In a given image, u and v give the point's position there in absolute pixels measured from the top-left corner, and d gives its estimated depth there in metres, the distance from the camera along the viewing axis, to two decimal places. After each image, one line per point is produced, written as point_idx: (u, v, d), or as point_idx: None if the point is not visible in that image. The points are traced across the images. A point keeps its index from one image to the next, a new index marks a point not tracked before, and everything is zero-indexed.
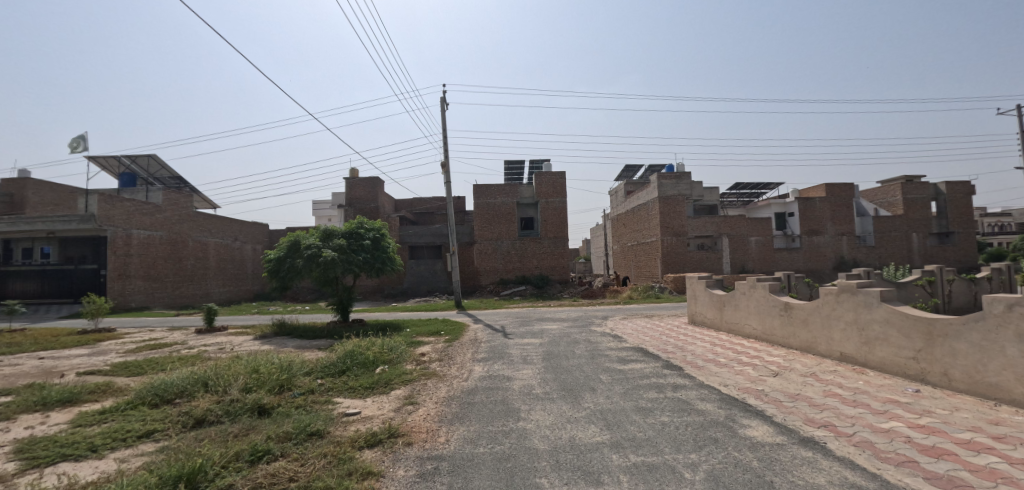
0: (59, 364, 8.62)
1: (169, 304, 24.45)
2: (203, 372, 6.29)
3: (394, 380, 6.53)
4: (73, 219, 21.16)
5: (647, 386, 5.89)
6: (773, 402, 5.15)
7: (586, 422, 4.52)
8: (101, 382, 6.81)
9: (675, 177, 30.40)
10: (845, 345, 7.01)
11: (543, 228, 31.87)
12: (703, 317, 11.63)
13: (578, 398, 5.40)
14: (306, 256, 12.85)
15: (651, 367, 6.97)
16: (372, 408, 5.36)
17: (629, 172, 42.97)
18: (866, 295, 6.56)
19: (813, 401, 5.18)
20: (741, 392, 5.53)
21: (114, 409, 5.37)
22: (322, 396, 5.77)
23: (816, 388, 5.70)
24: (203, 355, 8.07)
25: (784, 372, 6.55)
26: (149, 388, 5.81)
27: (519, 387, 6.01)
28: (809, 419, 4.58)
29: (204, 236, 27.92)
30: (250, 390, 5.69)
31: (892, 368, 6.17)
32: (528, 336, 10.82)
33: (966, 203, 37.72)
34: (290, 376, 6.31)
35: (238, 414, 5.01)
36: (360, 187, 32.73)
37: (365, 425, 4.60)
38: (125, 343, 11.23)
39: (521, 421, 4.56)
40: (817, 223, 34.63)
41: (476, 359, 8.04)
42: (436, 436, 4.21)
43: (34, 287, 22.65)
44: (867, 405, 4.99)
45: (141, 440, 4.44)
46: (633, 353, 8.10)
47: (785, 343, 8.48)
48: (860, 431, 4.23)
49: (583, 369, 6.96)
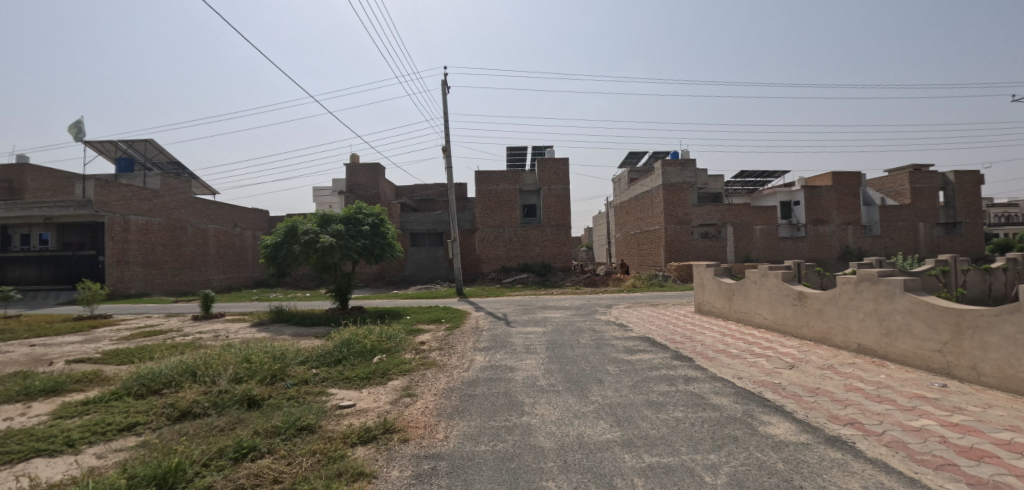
0: (50, 351, 8.39)
1: (170, 291, 24.37)
2: (192, 361, 6.03)
3: (392, 370, 6.25)
4: (70, 204, 20.96)
5: (657, 378, 5.59)
6: (792, 396, 4.86)
7: (594, 417, 4.23)
8: (89, 371, 6.57)
9: (680, 164, 29.84)
10: (863, 337, 6.70)
11: (546, 216, 31.46)
12: (710, 306, 11.31)
13: (585, 391, 5.10)
14: (303, 242, 12.50)
15: (659, 358, 6.69)
16: (368, 400, 5.08)
17: (632, 159, 42.36)
18: (888, 284, 6.21)
19: (835, 395, 4.89)
20: (757, 386, 5.24)
21: (98, 400, 5.13)
22: (315, 387, 5.50)
23: (835, 382, 5.41)
24: (195, 344, 7.82)
25: (800, 364, 6.24)
26: (137, 378, 5.55)
27: (523, 378, 5.72)
28: (833, 415, 4.30)
29: (204, 223, 27.65)
30: (240, 380, 5.44)
31: (914, 360, 5.86)
32: (530, 324, 10.62)
33: (974, 193, 37.10)
34: (282, 365, 6.05)
35: (225, 406, 4.74)
36: (360, 173, 32.31)
37: (359, 419, 4.32)
38: (120, 329, 11.04)
39: (525, 416, 4.27)
40: (823, 212, 34.27)
41: (477, 348, 7.79)
42: (434, 432, 3.92)
43: (33, 273, 22.51)
44: (892, 401, 4.70)
45: (122, 434, 4.19)
46: (640, 343, 7.82)
47: (797, 334, 8.18)
48: (890, 430, 3.94)
49: (588, 360, 6.67)
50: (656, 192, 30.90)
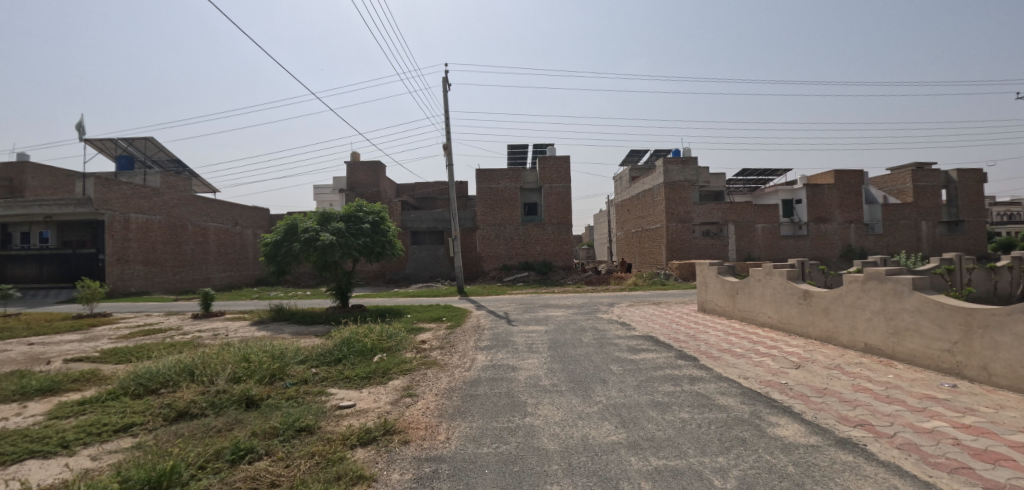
0: (48, 350, 8.33)
1: (170, 289, 24.32)
2: (190, 360, 5.95)
3: (392, 369, 6.18)
4: (70, 202, 20.89)
5: (661, 378, 5.50)
6: (799, 397, 4.77)
7: (598, 418, 4.15)
8: (87, 371, 6.50)
9: (682, 162, 29.70)
10: (870, 336, 6.61)
11: (547, 214, 31.34)
12: (714, 304, 11.22)
13: (589, 391, 5.02)
14: (304, 240, 12.42)
15: (663, 357, 6.61)
16: (368, 401, 5.00)
17: (633, 157, 42.22)
18: (896, 282, 6.11)
19: (843, 396, 4.80)
20: (764, 386, 5.15)
21: (94, 400, 5.05)
22: (315, 387, 5.42)
23: (843, 382, 5.32)
24: (194, 342, 7.75)
25: (806, 364, 6.15)
26: (133, 378, 5.47)
27: (525, 378, 5.63)
28: (843, 416, 4.20)
29: (204, 221, 27.60)
30: (238, 379, 5.37)
31: (923, 360, 5.77)
32: (532, 322, 10.55)
33: (977, 191, 36.90)
34: (281, 365, 5.97)
35: (223, 407, 4.66)
36: (361, 171, 32.22)
37: (359, 420, 4.24)
38: (119, 328, 10.98)
39: (528, 417, 4.19)
40: (826, 210, 34.10)
41: (479, 347, 7.71)
42: (435, 433, 3.84)
43: (34, 271, 22.48)
44: (902, 401, 4.61)
45: (118, 435, 4.12)
46: (644, 342, 7.73)
47: (803, 333, 8.09)
48: (902, 432, 3.86)
49: (591, 359, 6.59)
50: (658, 191, 30.74)
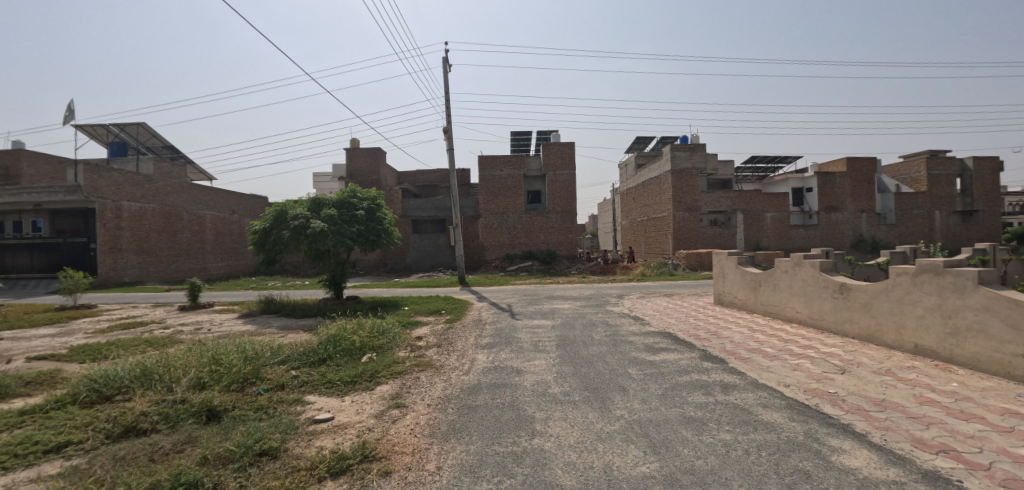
0: (13, 347, 7.71)
1: (166, 279, 23.85)
2: (153, 362, 5.26)
3: (381, 371, 5.49)
4: (60, 189, 20.17)
5: (689, 385, 4.76)
6: (857, 412, 4.02)
7: (622, 440, 3.42)
8: (46, 372, 5.86)
9: (690, 149, 28.60)
10: (923, 336, 5.84)
11: (550, 202, 30.49)
12: (733, 297, 10.47)
13: (607, 402, 4.30)
14: (293, 228, 11.68)
15: (687, 359, 5.87)
16: (349, 412, 4.30)
17: (640, 144, 41.20)
18: (956, 276, 5.31)
19: (908, 411, 4.05)
20: (812, 397, 4.40)
21: (37, 410, 4.37)
22: (291, 393, 4.75)
23: (901, 392, 4.57)
24: (170, 339, 7.07)
25: (852, 368, 5.40)
26: (86, 382, 4.80)
27: (532, 385, 4.92)
28: (917, 439, 3.47)
29: (199, 209, 26.95)
30: (203, 386, 4.71)
31: (989, 365, 5.01)
32: (538, 316, 9.87)
33: (994, 181, 35.59)
34: (256, 367, 5.29)
35: (179, 420, 3.99)
36: (360, 158, 31.33)
37: (333, 441, 3.53)
38: (99, 322, 10.32)
39: (537, 438, 3.48)
40: (837, 199, 33.02)
41: (479, 346, 7.00)
42: (424, 460, 3.15)
43: (25, 260, 21.94)
44: (982, 419, 3.85)
45: (47, 457, 3.44)
46: (662, 340, 7.00)
47: (838, 330, 7.35)
48: (997, 462, 3.13)
49: (606, 360, 5.88)
50: (665, 178, 29.69)
